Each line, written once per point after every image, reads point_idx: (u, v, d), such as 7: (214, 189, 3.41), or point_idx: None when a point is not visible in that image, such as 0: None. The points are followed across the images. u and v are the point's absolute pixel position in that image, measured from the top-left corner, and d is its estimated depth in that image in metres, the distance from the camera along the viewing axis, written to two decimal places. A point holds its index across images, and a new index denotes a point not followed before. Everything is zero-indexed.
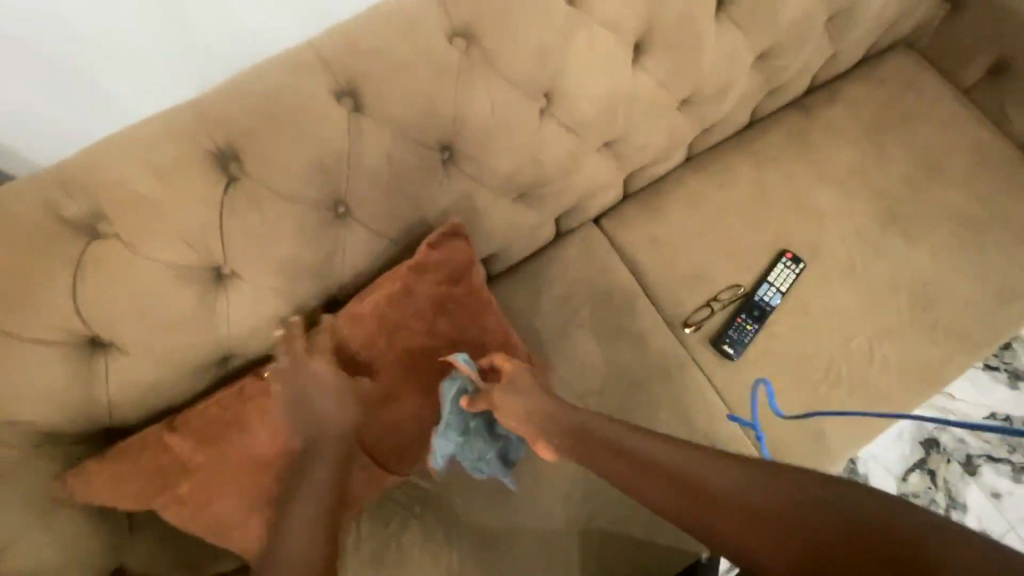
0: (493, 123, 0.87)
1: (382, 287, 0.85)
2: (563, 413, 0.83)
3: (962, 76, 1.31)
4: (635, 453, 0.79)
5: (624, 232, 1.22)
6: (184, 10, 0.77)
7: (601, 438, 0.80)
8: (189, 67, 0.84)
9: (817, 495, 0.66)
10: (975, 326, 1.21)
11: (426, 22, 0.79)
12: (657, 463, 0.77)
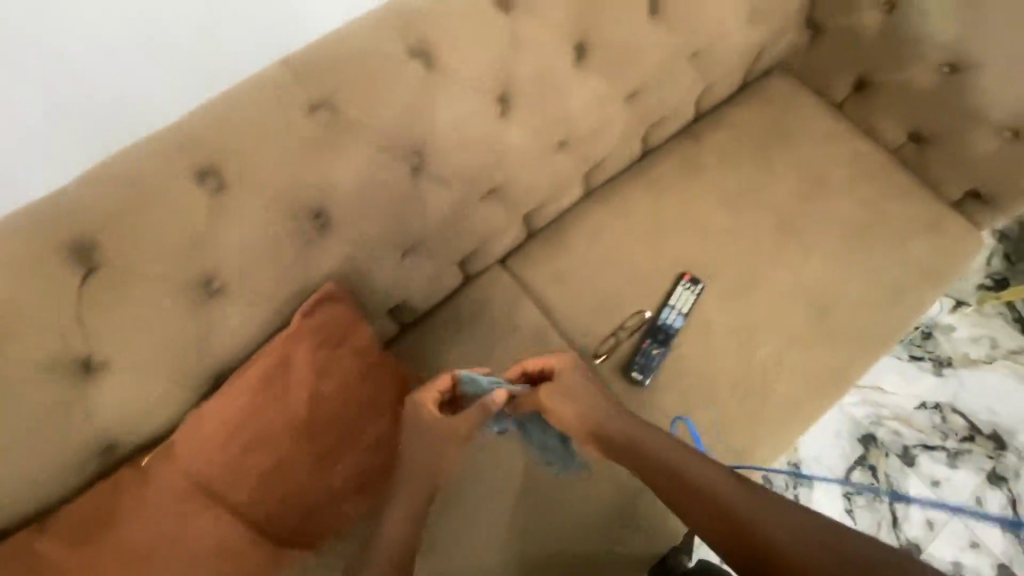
0: (363, 186, 0.88)
1: (257, 361, 0.82)
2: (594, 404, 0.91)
3: (833, 92, 1.38)
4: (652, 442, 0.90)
5: (531, 270, 1.25)
6: (166, 32, 0.81)
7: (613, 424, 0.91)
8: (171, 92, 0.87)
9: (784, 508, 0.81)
10: (872, 327, 1.26)
11: (282, 100, 0.82)
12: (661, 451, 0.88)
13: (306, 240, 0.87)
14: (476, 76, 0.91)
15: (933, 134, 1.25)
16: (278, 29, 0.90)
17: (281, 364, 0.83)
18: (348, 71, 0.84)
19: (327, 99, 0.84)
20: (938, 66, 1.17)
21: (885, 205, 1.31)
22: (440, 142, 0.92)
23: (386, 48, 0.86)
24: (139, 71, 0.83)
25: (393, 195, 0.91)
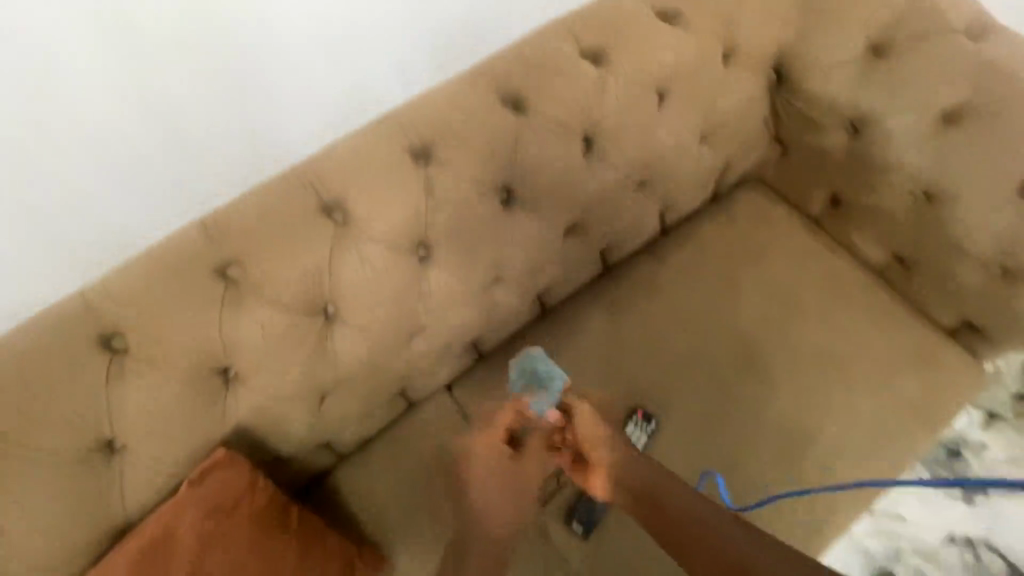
0: (271, 343, 0.87)
1: (142, 534, 0.82)
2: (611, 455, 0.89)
3: (808, 207, 1.30)
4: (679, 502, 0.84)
5: (477, 398, 1.20)
6: (150, 165, 1.00)
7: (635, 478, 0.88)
8: (153, 212, 1.04)
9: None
10: (844, 471, 1.15)
11: (191, 266, 0.84)
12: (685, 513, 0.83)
13: (209, 397, 0.86)
14: (394, 229, 0.91)
15: (916, 260, 1.16)
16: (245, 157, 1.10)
17: (162, 538, 0.82)
18: (262, 232, 0.86)
19: (238, 259, 0.85)
20: (912, 193, 1.09)
21: (867, 333, 1.21)
22: (352, 294, 0.91)
23: (302, 208, 0.88)
24: (154, 204, 1.04)
25: (304, 348, 0.90)
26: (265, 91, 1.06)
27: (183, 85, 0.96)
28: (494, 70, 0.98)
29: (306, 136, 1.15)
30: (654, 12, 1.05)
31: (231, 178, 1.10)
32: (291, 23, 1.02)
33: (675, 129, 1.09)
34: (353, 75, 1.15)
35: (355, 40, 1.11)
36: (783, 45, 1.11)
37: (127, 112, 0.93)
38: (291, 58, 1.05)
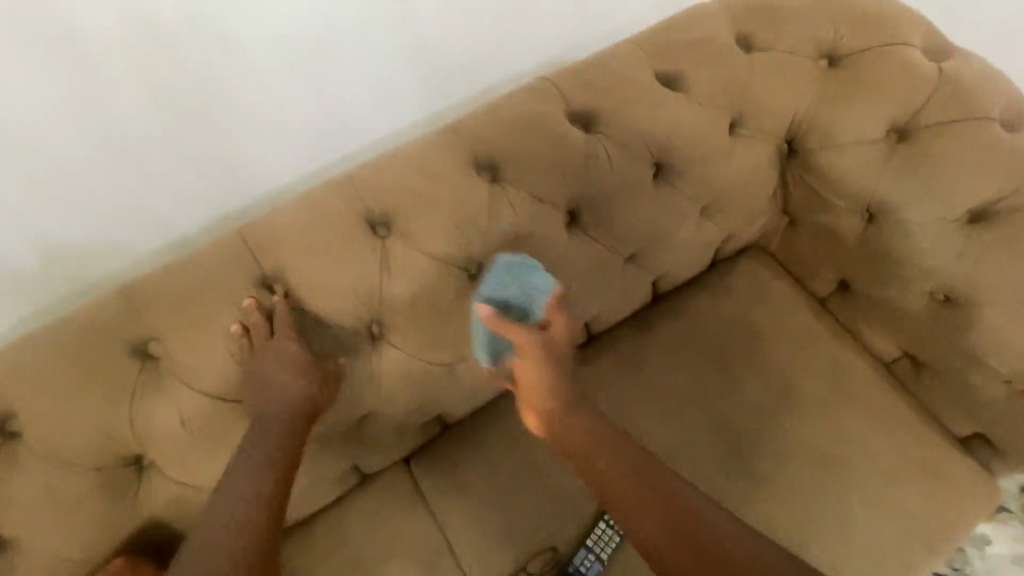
0: (191, 430, 0.77)
1: None
2: (574, 408, 0.85)
3: (813, 286, 1.19)
4: (656, 480, 0.82)
5: (437, 477, 1.08)
6: (113, 198, 0.92)
7: (616, 464, 0.82)
8: (114, 243, 0.97)
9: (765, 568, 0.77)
10: None
11: (108, 339, 0.75)
12: (666, 499, 0.81)
13: (116, 490, 0.76)
14: (342, 307, 0.82)
15: (930, 362, 1.06)
16: (220, 190, 1.01)
17: None
18: (190, 305, 0.78)
19: (160, 335, 0.76)
20: (931, 294, 0.99)
21: (867, 435, 1.10)
22: (272, 393, 0.76)
23: (238, 279, 0.79)
24: (116, 235, 0.96)
25: (229, 438, 0.79)
26: (243, 122, 0.96)
27: (149, 124, 0.88)
28: (471, 131, 0.89)
29: (286, 168, 1.06)
30: (655, 75, 0.95)
31: (202, 211, 1.01)
32: (269, 60, 0.93)
33: (672, 202, 0.98)
34: (340, 105, 1.05)
35: (342, 69, 1.01)
36: (796, 116, 1.00)
37: (89, 151, 0.87)
38: (270, 86, 0.95)
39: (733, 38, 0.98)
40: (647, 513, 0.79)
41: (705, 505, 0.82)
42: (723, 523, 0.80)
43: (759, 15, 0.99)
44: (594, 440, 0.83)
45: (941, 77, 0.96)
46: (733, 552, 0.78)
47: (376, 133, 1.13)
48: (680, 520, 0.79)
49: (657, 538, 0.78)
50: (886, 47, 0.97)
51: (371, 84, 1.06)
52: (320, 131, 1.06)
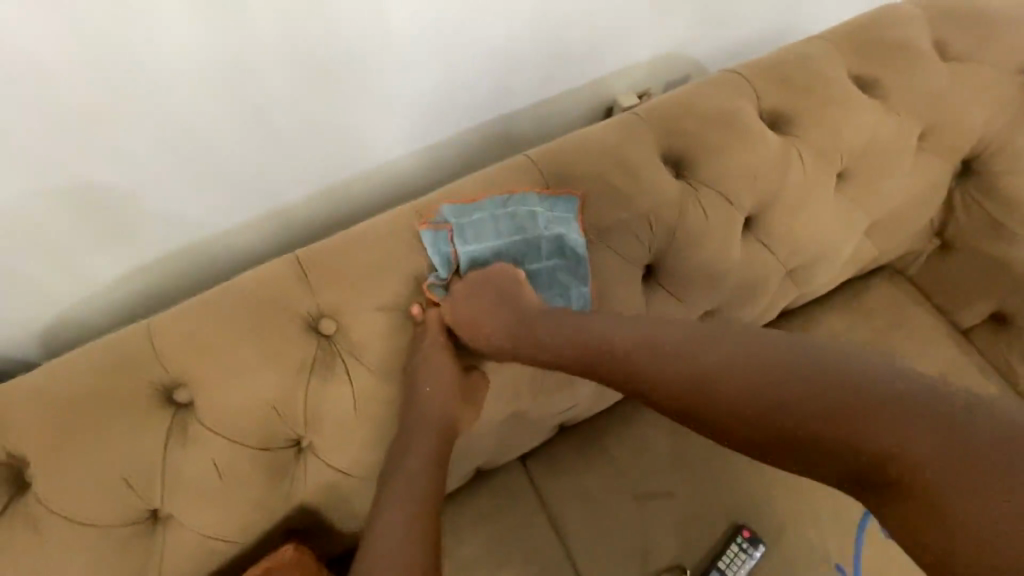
0: (357, 415, 0.72)
1: None
2: (562, 330, 0.71)
3: (958, 316, 1.12)
4: (682, 348, 0.62)
5: (554, 479, 1.04)
6: (234, 158, 0.82)
7: (655, 367, 0.63)
8: (225, 206, 0.87)
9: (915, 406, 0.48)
10: None
11: (281, 312, 0.70)
12: (752, 398, 0.55)
13: (276, 472, 0.71)
14: None
15: None
16: (338, 156, 0.92)
17: None
18: (362, 284, 0.71)
19: (333, 312, 0.71)
20: None
21: None
22: (424, 416, 0.72)
23: (412, 260, 0.73)
24: (230, 197, 0.86)
25: (392, 427, 0.74)
26: (376, 85, 0.85)
27: (282, 91, 0.78)
28: (656, 121, 0.82)
29: (402, 139, 0.96)
30: (849, 76, 0.88)
31: (312, 176, 0.92)
32: (411, 30, 0.81)
33: (848, 215, 0.92)
34: (467, 74, 0.93)
35: (481, 32, 0.88)
36: (985, 134, 0.94)
37: (220, 110, 0.75)
38: (408, 47, 0.83)
39: (931, 44, 0.91)
40: (760, 430, 0.55)
41: (760, 367, 0.56)
42: (811, 367, 0.54)
43: (960, 22, 0.92)
44: (595, 335, 0.68)
45: None
46: (870, 407, 0.50)
47: (494, 108, 1.03)
48: (798, 422, 0.52)
49: (810, 455, 0.52)
50: None
51: (495, 55, 0.93)
52: (437, 110, 0.96)
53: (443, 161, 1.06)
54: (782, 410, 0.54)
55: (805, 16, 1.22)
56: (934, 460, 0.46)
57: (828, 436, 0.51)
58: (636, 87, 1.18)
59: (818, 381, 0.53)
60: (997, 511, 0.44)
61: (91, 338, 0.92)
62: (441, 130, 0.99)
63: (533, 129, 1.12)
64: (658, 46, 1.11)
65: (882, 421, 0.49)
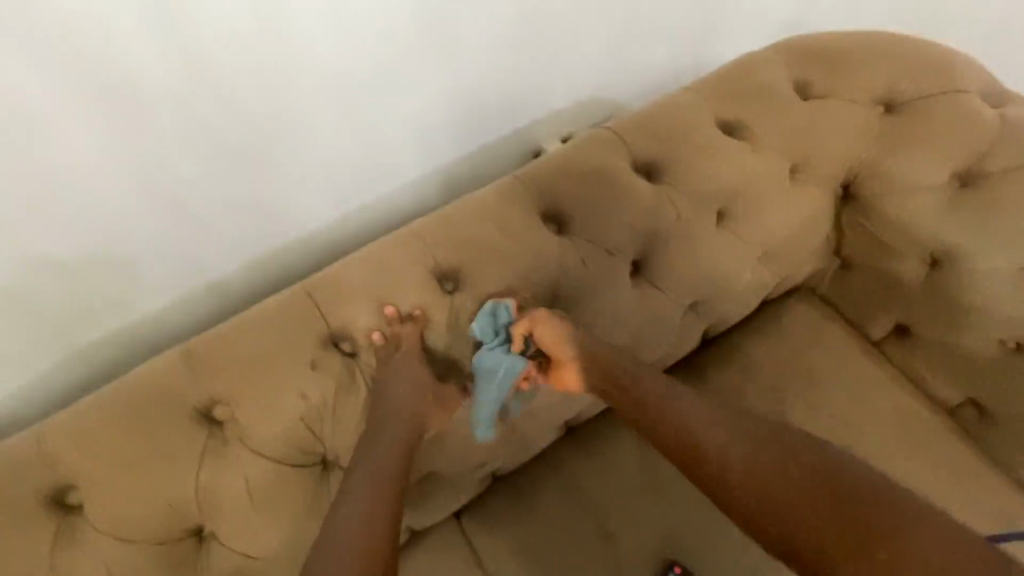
0: (252, 501, 0.72)
1: None
2: (619, 362, 0.80)
3: (867, 328, 1.14)
4: (700, 430, 0.71)
5: (487, 533, 1.04)
6: (156, 234, 0.86)
7: (696, 430, 0.70)
8: (153, 283, 0.90)
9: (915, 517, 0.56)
10: None
11: (171, 405, 0.71)
12: (760, 484, 0.63)
13: (172, 566, 0.71)
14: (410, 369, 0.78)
15: (1000, 408, 1.03)
16: (264, 226, 0.96)
17: None
18: (252, 369, 0.73)
19: (223, 399, 0.72)
20: (1000, 341, 0.99)
21: (943, 489, 1.03)
22: (392, 408, 0.75)
23: (300, 340, 0.75)
24: (157, 273, 0.90)
25: (290, 507, 0.74)
26: (289, 154, 0.91)
27: (189, 159, 0.82)
28: (535, 182, 0.88)
29: (326, 206, 1.01)
30: (716, 122, 0.95)
31: (242, 248, 0.96)
32: (314, 94, 0.87)
33: (733, 250, 0.96)
34: (379, 139, 0.99)
35: (385, 101, 0.95)
36: (853, 161, 0.99)
37: (133, 188, 0.80)
38: (313, 117, 0.89)
39: (791, 85, 0.99)
40: (764, 486, 0.63)
41: (811, 454, 0.64)
42: (846, 474, 0.61)
43: (814, 64, 1.00)
44: (630, 378, 0.78)
45: (1003, 124, 0.96)
46: (889, 509, 0.57)
47: (414, 172, 1.08)
48: (826, 500, 0.59)
49: (821, 539, 0.57)
50: (946, 95, 0.98)
51: (406, 117, 0.99)
52: (356, 165, 1.00)
53: (369, 221, 1.09)
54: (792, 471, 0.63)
55: (704, 55, 1.28)
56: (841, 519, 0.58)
57: (867, 530, 0.56)
58: (561, 135, 1.24)
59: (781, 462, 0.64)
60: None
61: (16, 430, 0.92)
62: (364, 194, 1.04)
63: (460, 181, 1.17)
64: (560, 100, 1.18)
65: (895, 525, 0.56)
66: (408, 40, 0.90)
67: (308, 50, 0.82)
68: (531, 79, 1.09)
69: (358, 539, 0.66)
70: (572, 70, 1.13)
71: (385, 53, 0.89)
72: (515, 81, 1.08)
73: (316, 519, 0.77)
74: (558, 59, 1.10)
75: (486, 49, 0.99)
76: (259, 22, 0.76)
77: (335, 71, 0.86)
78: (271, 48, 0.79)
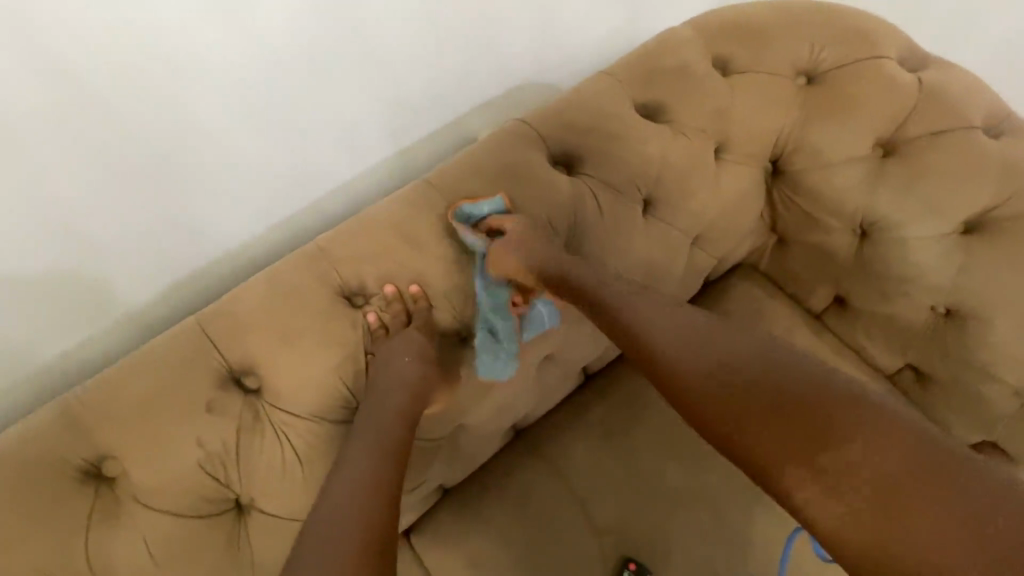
0: (156, 560, 0.66)
1: None
2: (585, 285, 0.78)
3: (808, 301, 1.11)
4: (712, 359, 0.68)
5: (436, 549, 1.01)
6: (60, 266, 0.78)
7: (655, 336, 0.73)
8: (61, 320, 0.83)
9: (843, 406, 0.60)
10: None
11: (54, 466, 0.65)
12: (720, 386, 0.66)
13: None
14: (320, 401, 0.72)
15: (941, 373, 1.00)
16: (182, 249, 0.89)
17: None
18: (143, 418, 0.67)
19: (113, 453, 0.66)
20: (932, 308, 0.97)
21: None
22: (393, 380, 0.73)
23: (194, 379, 0.69)
24: (66, 310, 0.82)
25: (200, 561, 0.69)
26: (198, 168, 0.83)
27: (81, 183, 0.74)
28: (447, 185, 0.82)
29: (250, 219, 0.94)
30: (635, 107, 0.91)
31: (158, 273, 0.89)
32: (219, 105, 0.79)
33: (662, 238, 0.93)
34: (298, 146, 0.91)
35: (295, 103, 0.86)
36: (779, 136, 0.97)
37: (19, 219, 0.72)
38: (218, 125, 0.81)
39: (710, 63, 0.95)
40: (748, 431, 0.62)
41: (739, 352, 0.67)
42: (770, 365, 0.65)
43: (733, 38, 0.97)
44: (591, 303, 0.78)
45: (923, 89, 0.94)
46: (809, 395, 0.62)
47: (340, 177, 1.01)
48: (759, 403, 0.63)
49: (723, 424, 0.64)
50: (866, 62, 0.95)
51: (328, 121, 0.92)
52: (280, 174, 0.93)
53: (299, 230, 1.02)
54: (763, 410, 0.62)
55: (637, 25, 1.21)
56: (887, 484, 0.55)
57: (832, 425, 0.59)
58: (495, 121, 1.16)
59: (839, 398, 0.61)
60: (923, 520, 0.53)
61: None
62: (290, 206, 0.97)
63: (396, 179, 1.09)
64: (487, 89, 1.09)
65: (854, 426, 0.59)
66: (314, 41, 0.82)
67: (201, 53, 0.74)
68: (453, 69, 1.01)
69: (355, 507, 0.64)
70: (497, 56, 1.05)
71: (291, 56, 0.81)
72: (437, 74, 1.00)
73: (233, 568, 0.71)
74: (479, 46, 1.01)
75: (400, 42, 0.91)
76: (142, 30, 0.68)
77: (236, 75, 0.78)
78: (162, 54, 0.71)
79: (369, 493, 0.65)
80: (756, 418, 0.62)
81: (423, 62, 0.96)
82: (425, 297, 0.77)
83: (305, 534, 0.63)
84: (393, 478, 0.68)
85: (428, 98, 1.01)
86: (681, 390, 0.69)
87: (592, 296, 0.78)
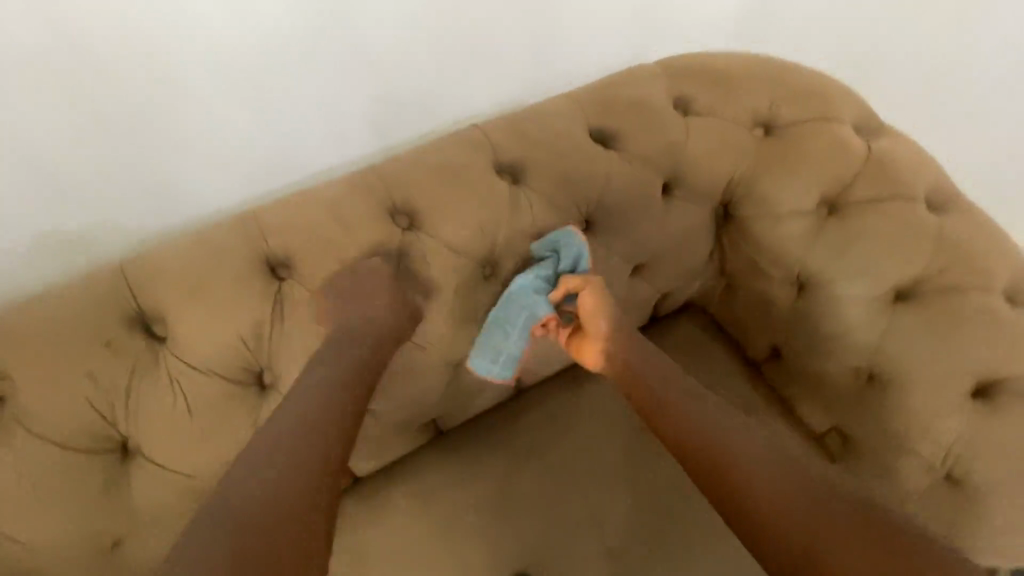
0: (23, 485, 0.67)
1: None
2: (638, 369, 0.87)
3: (747, 350, 1.11)
4: (767, 455, 0.76)
5: None
6: (37, 203, 0.84)
7: (713, 428, 0.79)
8: (32, 258, 0.88)
9: (881, 515, 0.71)
10: None
11: None
12: (773, 479, 0.73)
13: None
14: (219, 359, 0.74)
15: (861, 439, 0.98)
16: (158, 204, 0.92)
17: None
18: (44, 345, 0.69)
19: (5, 375, 0.68)
20: (857, 370, 0.96)
21: None
22: (344, 346, 0.77)
23: (102, 317, 0.71)
24: (38, 248, 0.87)
25: (69, 496, 0.69)
26: (179, 126, 0.87)
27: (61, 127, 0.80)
28: (390, 176, 0.85)
29: (229, 185, 0.97)
30: (589, 132, 0.95)
31: (132, 227, 0.92)
32: (203, 71, 0.85)
33: (598, 260, 0.94)
34: (278, 120, 0.95)
35: (276, 78, 0.91)
36: (728, 179, 0.99)
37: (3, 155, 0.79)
38: (199, 87, 0.86)
39: (670, 102, 0.99)
40: (802, 521, 0.69)
41: (787, 456, 0.77)
42: (807, 469, 0.76)
43: (697, 83, 1.00)
44: (649, 389, 0.84)
45: (870, 157, 0.97)
46: (847, 500, 0.72)
47: (318, 161, 1.03)
48: (810, 503, 0.71)
49: (780, 519, 0.70)
50: (819, 123, 0.98)
51: (310, 104, 0.96)
52: (259, 145, 0.96)
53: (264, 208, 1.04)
54: (808, 507, 0.71)
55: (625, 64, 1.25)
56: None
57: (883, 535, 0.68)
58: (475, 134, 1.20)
59: (872, 507, 0.72)
60: None
61: None
62: (269, 181, 1.00)
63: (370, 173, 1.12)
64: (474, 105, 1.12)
65: (899, 536, 0.68)
66: (302, 25, 0.88)
67: (185, 16, 0.80)
68: (441, 78, 1.05)
69: (289, 464, 0.67)
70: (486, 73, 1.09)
71: (275, 32, 0.87)
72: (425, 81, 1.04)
73: (101, 510, 0.71)
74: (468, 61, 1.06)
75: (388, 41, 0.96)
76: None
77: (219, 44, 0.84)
78: (149, 13, 0.78)
79: (300, 453, 0.68)
80: (808, 513, 0.70)
81: (410, 66, 1.01)
82: (344, 275, 0.79)
83: (235, 485, 0.66)
84: (326, 439, 0.71)
85: (412, 102, 1.05)
86: (734, 479, 0.74)
87: (649, 381, 0.85)
